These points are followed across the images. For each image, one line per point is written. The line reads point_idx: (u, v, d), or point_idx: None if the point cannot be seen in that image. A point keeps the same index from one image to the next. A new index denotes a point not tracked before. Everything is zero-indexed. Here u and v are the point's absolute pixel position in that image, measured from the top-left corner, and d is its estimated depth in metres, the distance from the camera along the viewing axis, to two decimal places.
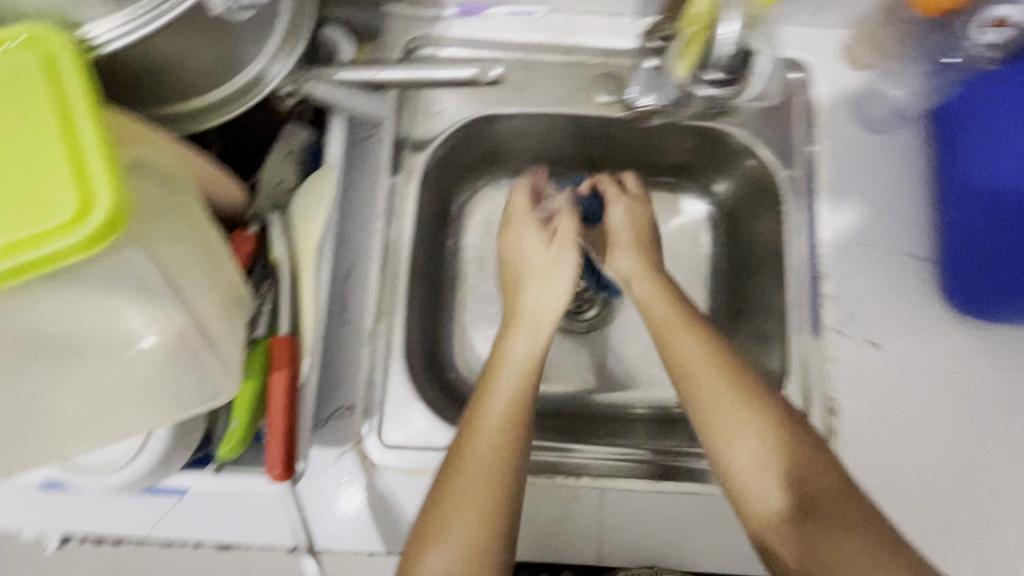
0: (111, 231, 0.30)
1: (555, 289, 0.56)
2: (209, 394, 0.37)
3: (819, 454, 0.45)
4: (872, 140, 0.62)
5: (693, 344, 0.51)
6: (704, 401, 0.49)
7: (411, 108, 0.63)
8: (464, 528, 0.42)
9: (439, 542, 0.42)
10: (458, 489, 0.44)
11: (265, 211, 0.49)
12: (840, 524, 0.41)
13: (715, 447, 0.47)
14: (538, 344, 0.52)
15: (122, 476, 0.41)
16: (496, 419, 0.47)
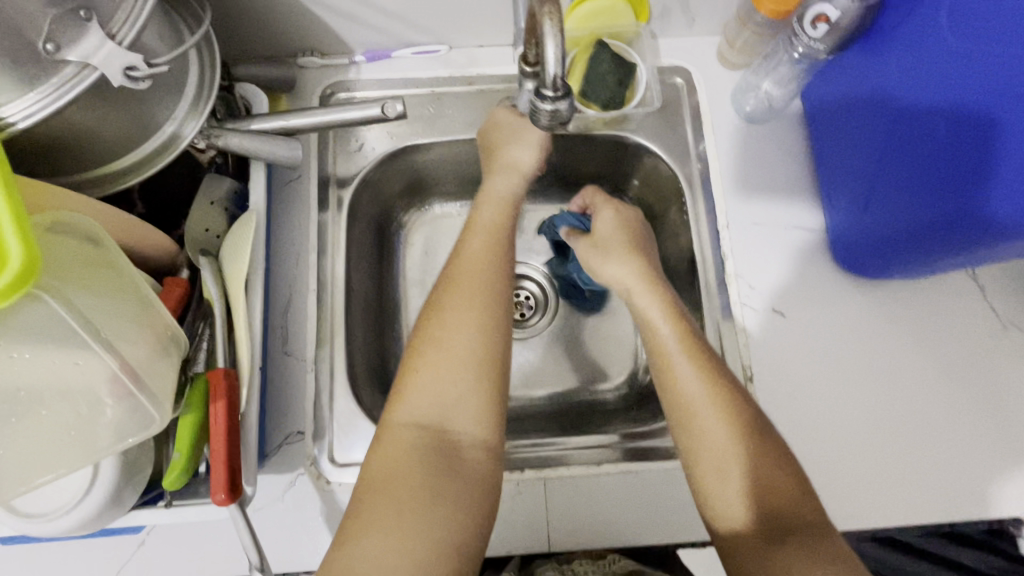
0: (22, 283, 0.33)
1: (492, 238, 0.55)
2: (142, 423, 0.41)
3: (807, 497, 0.45)
4: (749, 129, 0.70)
5: (694, 377, 0.50)
6: (693, 425, 0.48)
7: (336, 150, 0.69)
8: (441, 382, 0.46)
9: (414, 395, 0.46)
10: (433, 352, 0.47)
11: (194, 256, 0.53)
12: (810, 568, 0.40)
13: (700, 475, 0.47)
14: (480, 272, 0.51)
15: (74, 518, 0.44)
16: (438, 345, 0.48)
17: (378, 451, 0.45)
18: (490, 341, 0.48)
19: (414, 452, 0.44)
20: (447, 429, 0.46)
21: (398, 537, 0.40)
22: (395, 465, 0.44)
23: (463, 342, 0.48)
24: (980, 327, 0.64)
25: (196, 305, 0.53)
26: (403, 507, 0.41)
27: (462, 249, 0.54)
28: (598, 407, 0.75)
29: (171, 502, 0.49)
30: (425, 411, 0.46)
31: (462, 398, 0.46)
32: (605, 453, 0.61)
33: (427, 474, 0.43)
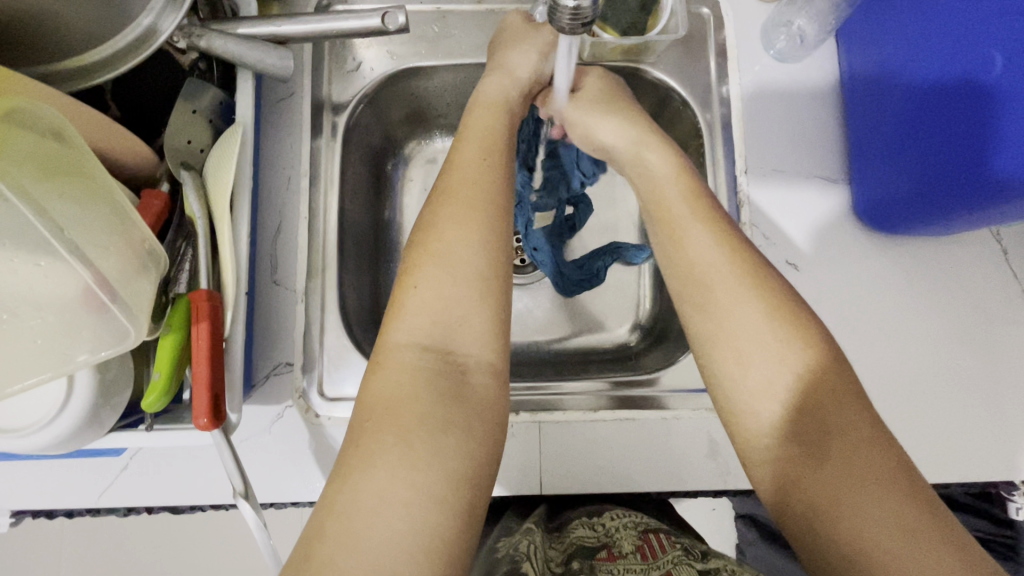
0: None
1: (491, 146, 0.50)
2: (115, 336, 0.38)
3: (859, 402, 0.41)
4: (776, 71, 0.65)
5: (711, 247, 0.47)
6: (712, 319, 0.45)
7: (332, 70, 0.64)
8: (443, 301, 0.42)
9: (410, 315, 0.42)
10: (432, 266, 0.43)
11: (174, 169, 0.49)
12: (856, 484, 0.38)
13: (727, 380, 0.44)
14: (486, 179, 0.47)
15: (46, 436, 0.42)
16: (438, 264, 0.43)
17: (377, 375, 0.40)
18: (493, 254, 0.44)
19: (418, 377, 0.40)
20: (451, 350, 0.41)
21: (410, 459, 0.35)
22: (397, 389, 0.39)
23: (465, 258, 0.43)
24: (997, 288, 0.62)
25: (178, 222, 0.49)
26: (411, 432, 0.37)
27: (457, 158, 0.49)
28: (594, 353, 0.74)
29: (152, 426, 0.47)
30: (430, 331, 0.41)
31: (465, 317, 0.42)
32: (603, 400, 0.59)
33: (435, 396, 0.39)
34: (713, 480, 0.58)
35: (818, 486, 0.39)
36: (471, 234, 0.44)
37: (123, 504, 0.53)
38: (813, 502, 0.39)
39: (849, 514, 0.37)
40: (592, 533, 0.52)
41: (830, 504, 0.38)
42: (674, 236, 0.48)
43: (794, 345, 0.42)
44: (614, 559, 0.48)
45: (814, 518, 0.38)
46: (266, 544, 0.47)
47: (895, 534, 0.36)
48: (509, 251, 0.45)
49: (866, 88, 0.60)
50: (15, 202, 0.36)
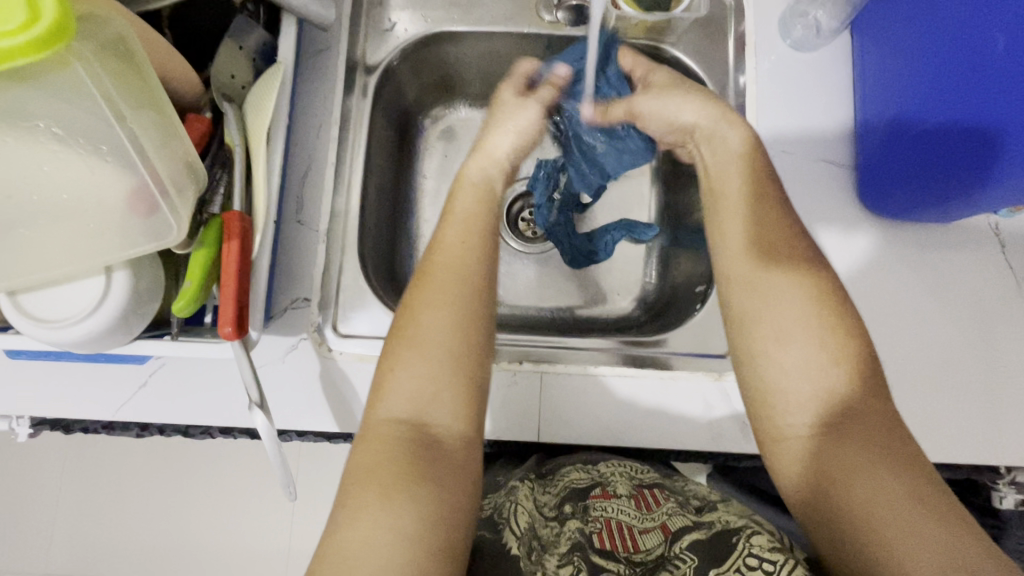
0: (56, 40, 0.31)
1: (467, 233, 0.53)
2: (161, 232, 0.42)
3: (875, 385, 0.45)
4: (791, 57, 0.68)
5: (748, 239, 0.51)
6: (755, 299, 0.48)
7: (367, 29, 0.68)
8: (421, 382, 0.46)
9: (393, 393, 0.46)
10: (411, 357, 0.46)
11: (218, 99, 0.52)
12: (873, 460, 0.41)
13: (760, 365, 0.47)
14: (460, 282, 0.50)
15: (78, 332, 0.44)
16: (416, 358, 0.46)
17: (359, 449, 0.44)
18: (463, 334, 0.48)
19: (395, 444, 0.44)
20: (426, 421, 0.45)
21: (387, 510, 0.40)
22: (376, 448, 0.44)
23: (436, 340, 0.47)
24: (994, 284, 0.64)
25: (217, 147, 0.52)
26: (390, 490, 0.41)
27: (436, 244, 0.52)
28: (598, 324, 0.75)
29: (177, 337, 0.50)
30: (410, 401, 0.45)
31: (434, 393, 0.46)
32: (604, 357, 0.62)
33: (409, 463, 0.43)
34: (705, 441, 0.60)
35: (834, 458, 0.42)
36: (443, 319, 0.48)
37: (138, 420, 0.55)
38: (830, 472, 0.42)
39: (861, 486, 0.41)
40: (585, 475, 0.56)
41: (845, 475, 0.41)
42: (719, 224, 0.53)
43: (838, 342, 0.45)
44: (608, 497, 0.53)
45: (830, 491, 0.42)
46: (278, 458, 0.49)
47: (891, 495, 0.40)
48: (480, 350, 0.48)
49: (876, 112, 0.63)
50: (103, 106, 0.37)
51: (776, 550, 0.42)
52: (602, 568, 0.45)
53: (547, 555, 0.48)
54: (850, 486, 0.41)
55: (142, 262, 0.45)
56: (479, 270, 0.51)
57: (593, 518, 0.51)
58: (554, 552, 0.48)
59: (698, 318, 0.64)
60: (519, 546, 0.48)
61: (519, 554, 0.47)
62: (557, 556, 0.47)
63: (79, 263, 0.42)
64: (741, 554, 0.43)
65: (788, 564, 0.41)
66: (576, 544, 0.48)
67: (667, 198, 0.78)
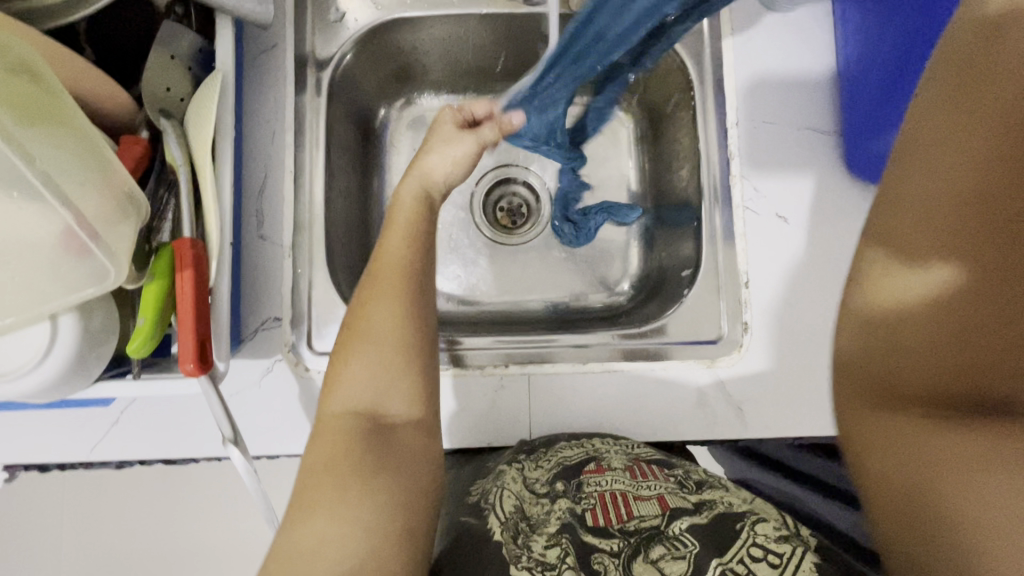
0: None
1: (414, 229, 0.51)
2: (98, 275, 0.39)
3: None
4: (769, 18, 0.64)
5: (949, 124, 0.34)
6: (920, 203, 0.35)
7: (313, 20, 0.63)
8: (374, 372, 0.45)
9: (344, 387, 0.44)
10: (361, 350, 0.45)
11: (154, 116, 0.48)
12: (981, 459, 0.33)
13: (864, 294, 0.39)
14: (411, 268, 0.49)
15: (25, 385, 0.41)
16: (371, 350, 0.45)
17: (311, 447, 0.42)
18: (416, 322, 0.47)
19: (349, 438, 0.42)
20: (382, 412, 0.44)
21: (342, 510, 0.38)
22: (329, 445, 0.41)
23: (388, 331, 0.46)
24: None
25: (159, 169, 0.49)
26: (345, 482, 0.39)
27: (382, 244, 0.51)
28: (585, 312, 0.73)
29: (140, 375, 0.47)
30: (366, 392, 0.44)
31: (392, 386, 0.45)
32: (593, 353, 0.60)
33: (363, 456, 0.41)
34: (701, 430, 0.58)
35: (935, 447, 0.35)
36: (393, 311, 0.47)
37: (114, 458, 0.53)
38: (921, 460, 0.35)
39: (963, 485, 0.33)
40: (578, 449, 0.53)
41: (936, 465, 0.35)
42: (969, 83, 0.33)
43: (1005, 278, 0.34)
44: (602, 471, 0.51)
45: (918, 481, 0.35)
46: (256, 488, 0.48)
47: (964, 464, 0.34)
48: (435, 339, 0.48)
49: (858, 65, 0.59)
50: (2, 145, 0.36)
51: (782, 540, 0.42)
52: (593, 547, 0.44)
53: (535, 535, 0.45)
54: (950, 482, 0.34)
55: (91, 302, 0.42)
56: (428, 266, 0.50)
57: (587, 495, 0.50)
58: (543, 532, 0.46)
59: (685, 303, 0.62)
60: (503, 530, 0.46)
61: (503, 539, 0.44)
62: (544, 537, 0.45)
63: (17, 315, 0.39)
64: (746, 544, 0.42)
65: (795, 554, 0.41)
66: (565, 525, 0.46)
67: (650, 175, 0.75)
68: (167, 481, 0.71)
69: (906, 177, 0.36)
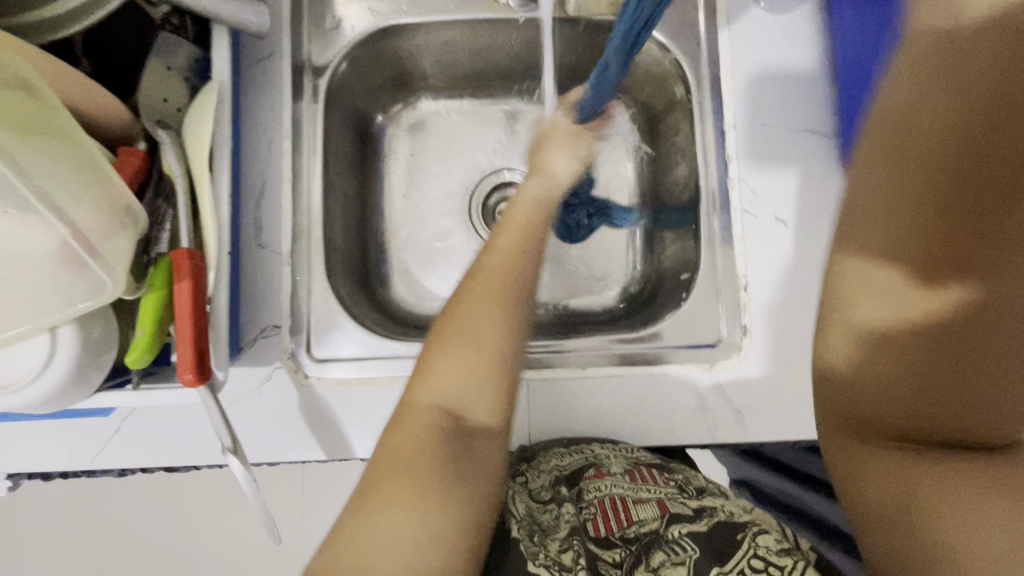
0: None
1: (532, 230, 0.49)
2: (93, 290, 0.39)
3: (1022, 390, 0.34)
4: (766, 20, 0.64)
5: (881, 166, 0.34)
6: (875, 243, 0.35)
7: (309, 27, 0.63)
8: (467, 371, 0.43)
9: (436, 381, 0.43)
10: (459, 346, 0.43)
11: (151, 126, 0.49)
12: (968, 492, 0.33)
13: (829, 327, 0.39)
14: (522, 272, 0.47)
15: (24, 397, 0.41)
16: (466, 346, 0.43)
17: (391, 435, 0.41)
18: (515, 327, 0.45)
19: (431, 434, 0.41)
20: (462, 414, 0.42)
21: (412, 508, 0.37)
22: (411, 435, 0.41)
23: (486, 330, 0.44)
24: None
25: (156, 181, 0.49)
26: (423, 483, 0.38)
27: (493, 243, 0.48)
28: (585, 316, 0.73)
29: (139, 385, 0.47)
30: (453, 388, 0.43)
31: (484, 387, 0.43)
32: (594, 358, 0.60)
33: (441, 455, 0.40)
34: (702, 434, 0.58)
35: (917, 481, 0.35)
36: (494, 311, 0.44)
37: (116, 466, 0.53)
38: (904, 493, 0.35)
39: (949, 514, 0.33)
40: (576, 457, 0.53)
41: (916, 495, 0.35)
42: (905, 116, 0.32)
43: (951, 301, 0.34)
44: (602, 476, 0.50)
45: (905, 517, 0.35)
46: (256, 498, 0.48)
47: (938, 474, 0.35)
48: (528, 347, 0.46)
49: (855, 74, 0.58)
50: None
51: (784, 552, 0.40)
52: (598, 556, 0.45)
53: (548, 539, 0.46)
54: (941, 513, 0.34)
55: (89, 314, 0.42)
56: (534, 271, 0.48)
57: (588, 503, 0.49)
58: (554, 537, 0.46)
59: (685, 307, 0.62)
60: (521, 530, 0.47)
61: (520, 538, 0.46)
62: (558, 540, 0.46)
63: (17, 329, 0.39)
64: (746, 555, 0.41)
65: (798, 566, 0.39)
66: (573, 529, 0.47)
67: (649, 178, 0.74)
68: (170, 489, 0.71)
69: (854, 197, 0.36)
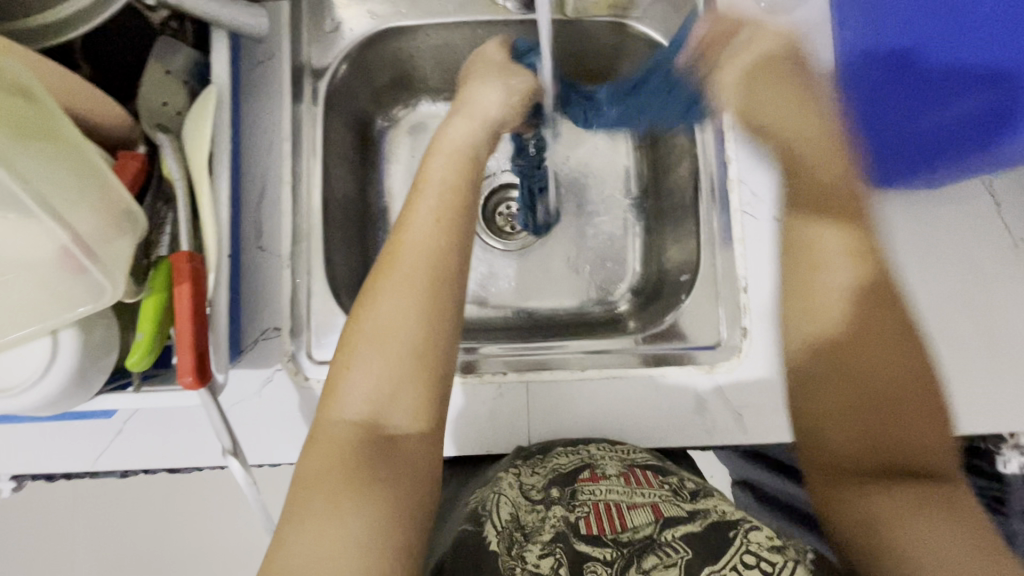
0: None
1: (442, 212, 0.47)
2: (93, 294, 0.40)
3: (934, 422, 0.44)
4: (767, 21, 0.63)
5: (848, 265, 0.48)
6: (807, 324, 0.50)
7: (309, 30, 0.63)
8: (378, 375, 0.42)
9: (347, 391, 0.42)
10: (369, 348, 0.42)
11: (151, 131, 0.49)
12: (926, 512, 0.41)
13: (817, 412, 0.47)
14: (433, 263, 0.45)
15: (25, 400, 0.42)
16: (377, 351, 0.42)
17: (307, 452, 0.40)
18: (431, 324, 0.43)
19: (347, 447, 0.40)
20: (382, 421, 0.41)
21: (337, 521, 0.36)
22: (325, 449, 0.40)
23: (398, 329, 0.43)
24: (993, 244, 0.60)
25: (156, 184, 0.49)
26: (337, 497, 0.37)
27: (404, 233, 0.47)
28: (585, 318, 0.73)
29: (140, 388, 0.47)
30: (367, 395, 0.41)
31: (400, 392, 0.42)
32: (592, 359, 0.60)
33: (360, 464, 0.39)
34: (702, 436, 0.58)
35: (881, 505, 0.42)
36: (404, 307, 0.43)
37: (118, 467, 0.54)
38: (874, 515, 0.42)
39: (912, 533, 0.40)
40: (572, 457, 0.54)
41: (882, 518, 0.42)
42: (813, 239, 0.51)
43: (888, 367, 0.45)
44: (596, 480, 0.51)
45: (875, 533, 0.42)
46: (256, 500, 0.48)
47: (899, 497, 0.42)
48: (450, 338, 0.44)
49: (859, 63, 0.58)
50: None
51: (775, 548, 0.42)
52: (587, 556, 0.43)
53: (528, 546, 0.45)
54: (905, 530, 0.41)
55: (89, 317, 0.43)
56: (451, 259, 0.46)
57: (581, 503, 0.49)
58: (536, 540, 0.46)
59: (684, 308, 0.62)
60: (499, 541, 0.45)
61: (497, 550, 0.44)
62: (538, 546, 0.45)
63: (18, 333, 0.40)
64: (739, 550, 0.42)
65: (788, 566, 0.41)
66: (558, 534, 0.46)
67: (649, 179, 0.74)
68: (174, 492, 0.72)
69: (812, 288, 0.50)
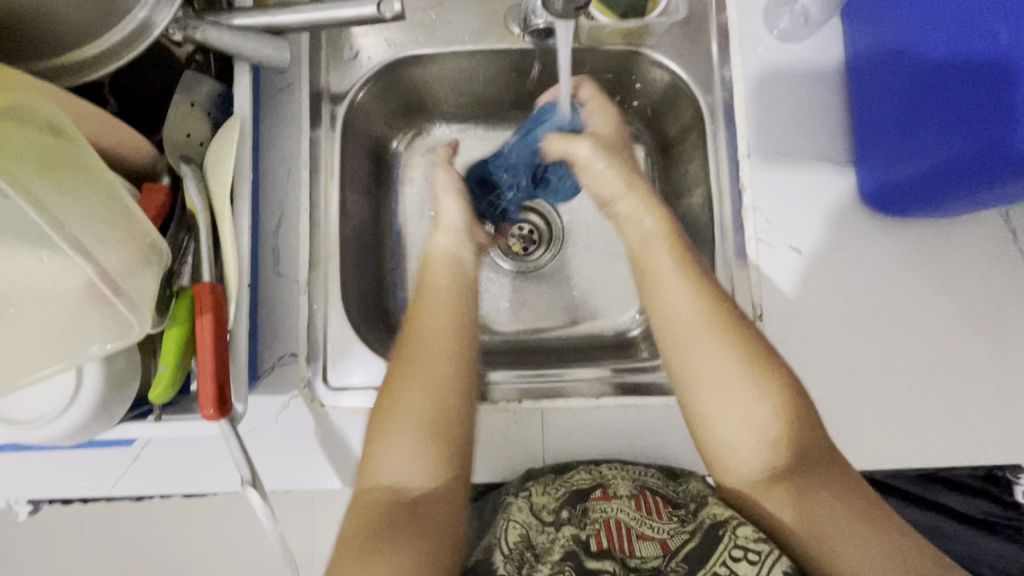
0: None
1: (449, 312, 0.53)
2: (120, 329, 0.40)
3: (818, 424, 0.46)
4: (779, 48, 0.64)
5: (683, 287, 0.50)
6: (700, 349, 0.48)
7: (327, 57, 0.64)
8: (406, 457, 0.46)
9: (379, 473, 0.46)
10: (393, 434, 0.47)
11: (175, 162, 0.50)
12: (849, 517, 0.42)
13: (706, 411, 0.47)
14: (446, 361, 0.50)
15: (50, 432, 0.42)
16: (398, 438, 0.47)
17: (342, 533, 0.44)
18: (450, 410, 0.48)
19: (377, 519, 0.44)
20: (408, 497, 0.45)
21: None
22: (360, 532, 0.43)
23: (419, 414, 0.47)
24: (1007, 270, 0.60)
25: (178, 214, 0.50)
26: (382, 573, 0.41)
27: (416, 333, 0.52)
28: (597, 340, 0.72)
29: (160, 417, 0.47)
30: (397, 479, 0.46)
31: (422, 473, 0.46)
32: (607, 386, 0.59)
33: (391, 544, 0.42)
34: None
35: (816, 516, 0.43)
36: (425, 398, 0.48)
37: (135, 492, 0.54)
38: (808, 523, 0.43)
39: (838, 542, 0.42)
40: (587, 476, 0.55)
41: (813, 528, 0.43)
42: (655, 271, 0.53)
43: (767, 380, 0.46)
44: (608, 499, 0.52)
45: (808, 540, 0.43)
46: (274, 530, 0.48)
47: (826, 504, 0.43)
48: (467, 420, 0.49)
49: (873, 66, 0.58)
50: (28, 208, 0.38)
51: (761, 539, 0.43)
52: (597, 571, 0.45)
53: (539, 565, 0.47)
54: (830, 543, 0.42)
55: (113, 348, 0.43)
56: (457, 346, 0.51)
57: (592, 520, 0.50)
58: (547, 560, 0.47)
59: None
60: (506, 564, 0.46)
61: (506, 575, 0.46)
62: (549, 565, 0.46)
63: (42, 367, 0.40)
64: (728, 546, 0.44)
65: (773, 552, 0.42)
66: (569, 553, 0.47)
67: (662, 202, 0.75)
68: (186, 513, 0.72)
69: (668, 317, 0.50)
